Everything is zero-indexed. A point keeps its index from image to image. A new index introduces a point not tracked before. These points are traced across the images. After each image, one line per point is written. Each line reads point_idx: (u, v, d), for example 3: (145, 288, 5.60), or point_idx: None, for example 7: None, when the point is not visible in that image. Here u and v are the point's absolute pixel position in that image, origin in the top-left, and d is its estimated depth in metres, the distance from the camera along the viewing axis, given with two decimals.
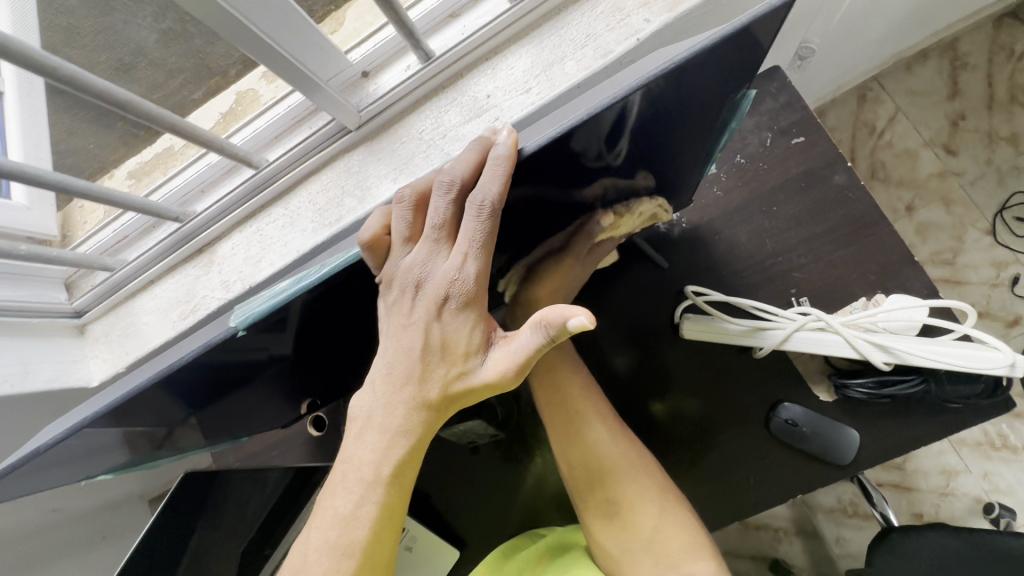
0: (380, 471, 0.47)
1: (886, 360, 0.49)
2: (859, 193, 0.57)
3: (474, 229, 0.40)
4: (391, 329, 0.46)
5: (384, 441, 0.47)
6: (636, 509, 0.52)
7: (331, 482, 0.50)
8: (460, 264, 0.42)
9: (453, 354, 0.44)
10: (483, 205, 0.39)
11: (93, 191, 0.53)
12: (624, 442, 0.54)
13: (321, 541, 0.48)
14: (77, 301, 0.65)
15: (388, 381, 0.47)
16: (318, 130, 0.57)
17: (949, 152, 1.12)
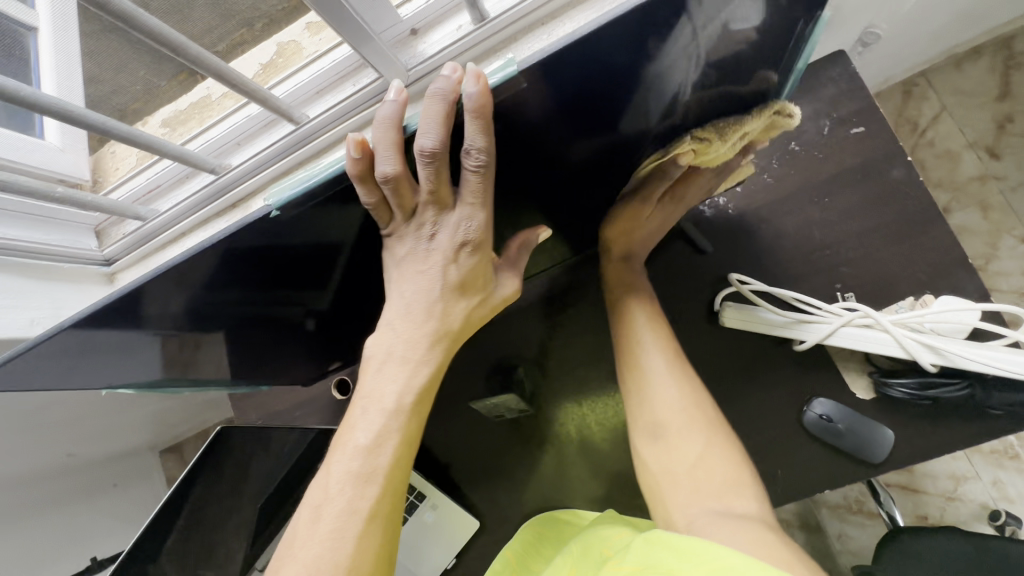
0: (402, 401, 0.49)
1: (934, 361, 0.48)
2: (916, 189, 0.55)
3: (473, 183, 0.41)
4: (403, 272, 0.49)
5: (408, 371, 0.49)
6: (683, 437, 0.50)
7: (349, 419, 0.49)
8: (469, 214, 0.44)
9: (473, 284, 0.50)
10: (469, 155, 0.38)
11: (132, 136, 0.52)
12: (680, 378, 0.53)
13: (342, 474, 0.46)
14: (107, 249, 0.64)
15: (406, 317, 0.50)
16: (364, 87, 0.55)
17: (992, 156, 1.09)
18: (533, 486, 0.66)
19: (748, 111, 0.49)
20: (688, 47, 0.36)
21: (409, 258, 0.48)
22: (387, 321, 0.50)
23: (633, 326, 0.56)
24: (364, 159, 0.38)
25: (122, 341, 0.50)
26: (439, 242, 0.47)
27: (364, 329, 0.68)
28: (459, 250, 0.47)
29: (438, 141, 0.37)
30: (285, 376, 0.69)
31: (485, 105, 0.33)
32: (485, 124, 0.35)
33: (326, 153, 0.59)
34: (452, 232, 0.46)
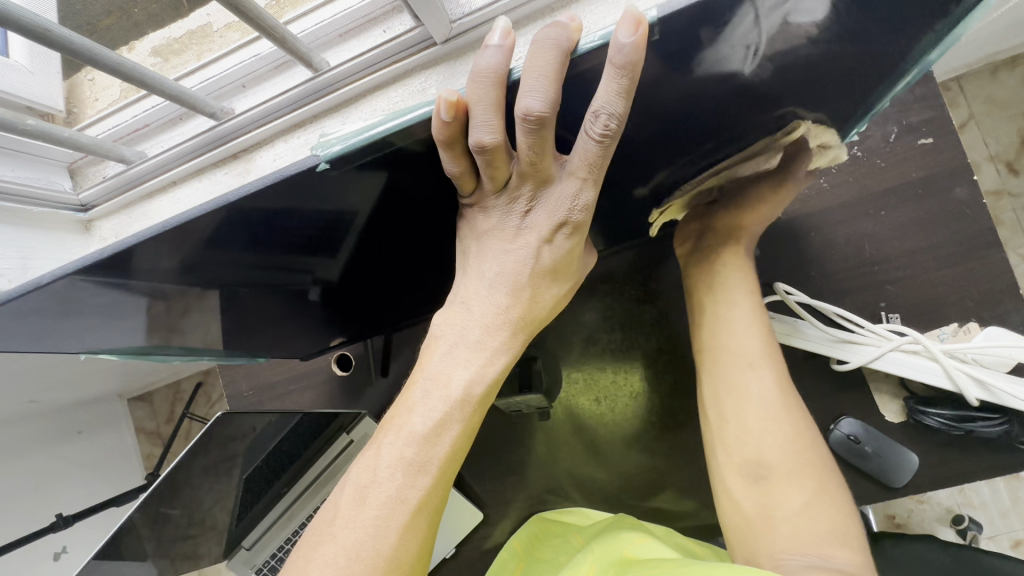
0: (469, 390, 0.45)
1: (979, 396, 0.47)
2: (977, 211, 0.53)
3: (590, 152, 0.37)
4: (492, 253, 0.46)
5: (482, 360, 0.46)
6: (789, 480, 0.47)
7: (405, 401, 0.46)
8: (576, 189, 0.41)
9: (565, 270, 0.48)
10: (598, 117, 0.33)
11: (121, 68, 0.44)
12: (787, 407, 0.49)
13: (393, 460, 0.43)
14: (83, 193, 0.56)
15: (488, 302, 0.47)
16: (398, 36, 0.48)
17: (1011, 171, 1.07)
18: (537, 471, 0.65)
19: (830, 117, 0.43)
20: (748, 37, 0.31)
21: (496, 235, 0.46)
22: (463, 301, 0.47)
23: (734, 325, 0.52)
24: (454, 122, 0.34)
25: (112, 302, 0.44)
26: (537, 220, 0.44)
27: (370, 305, 0.62)
28: (557, 232, 0.44)
29: (548, 100, 0.32)
30: (282, 347, 0.63)
31: (636, 61, 0.29)
32: (628, 82, 0.31)
33: (347, 108, 0.52)
34: (553, 209, 0.43)
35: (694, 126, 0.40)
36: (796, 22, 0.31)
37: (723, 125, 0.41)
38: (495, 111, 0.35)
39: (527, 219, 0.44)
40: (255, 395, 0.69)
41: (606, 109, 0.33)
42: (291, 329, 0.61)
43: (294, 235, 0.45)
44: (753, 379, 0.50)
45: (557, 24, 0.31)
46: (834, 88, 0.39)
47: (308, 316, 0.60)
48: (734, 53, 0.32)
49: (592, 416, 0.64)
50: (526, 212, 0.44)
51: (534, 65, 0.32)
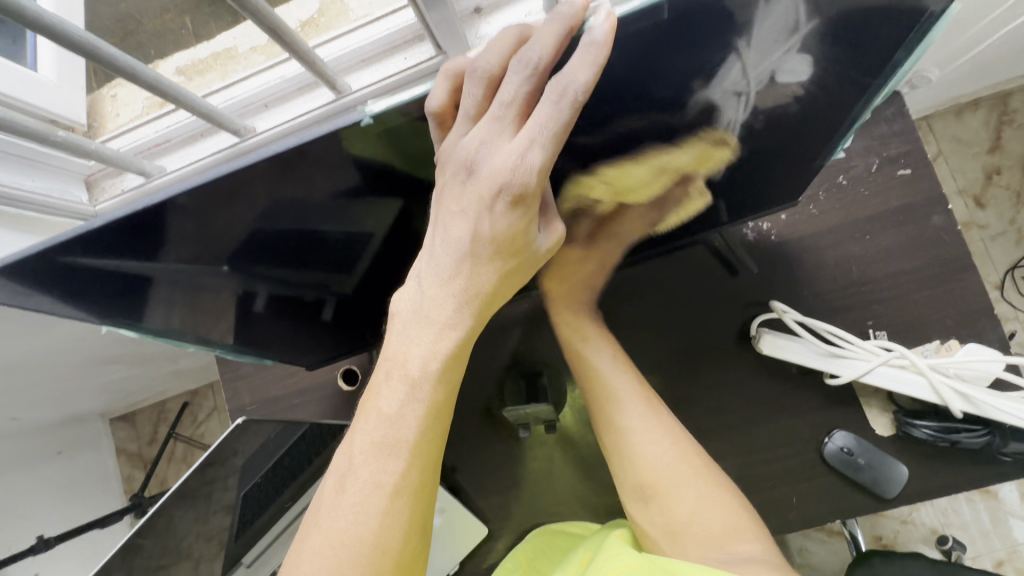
0: (428, 369, 0.42)
1: (964, 409, 0.50)
2: (954, 237, 0.57)
3: (550, 115, 0.32)
4: (437, 216, 0.40)
5: (433, 335, 0.41)
6: (672, 492, 0.51)
7: (371, 385, 0.44)
8: (523, 150, 0.34)
9: (512, 248, 0.38)
10: (565, 92, 0.31)
11: (161, 84, 0.46)
12: (658, 424, 0.53)
13: (366, 445, 0.42)
14: (100, 205, 0.58)
15: (435, 275, 0.41)
16: (420, 64, 0.51)
17: (978, 205, 1.15)
18: (538, 484, 0.65)
19: (811, 153, 0.48)
20: (737, 86, 0.36)
21: (442, 197, 0.38)
22: (416, 275, 0.42)
23: (593, 360, 0.56)
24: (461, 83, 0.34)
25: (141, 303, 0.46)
26: (479, 179, 0.36)
27: (379, 318, 0.64)
28: (497, 197, 0.36)
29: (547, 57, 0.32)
30: (290, 358, 0.64)
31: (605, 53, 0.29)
32: (598, 60, 0.30)
33: None
34: (494, 170, 0.35)
35: (692, 164, 0.44)
36: (782, 78, 0.36)
37: (720, 163, 0.45)
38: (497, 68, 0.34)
39: (468, 178, 0.36)
40: (258, 409, 0.69)
41: (573, 83, 0.31)
42: (300, 342, 0.62)
43: (320, 248, 0.47)
44: (623, 415, 0.54)
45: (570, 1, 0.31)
46: (816, 127, 0.43)
47: (318, 329, 0.61)
48: (724, 100, 0.37)
49: (579, 431, 0.65)
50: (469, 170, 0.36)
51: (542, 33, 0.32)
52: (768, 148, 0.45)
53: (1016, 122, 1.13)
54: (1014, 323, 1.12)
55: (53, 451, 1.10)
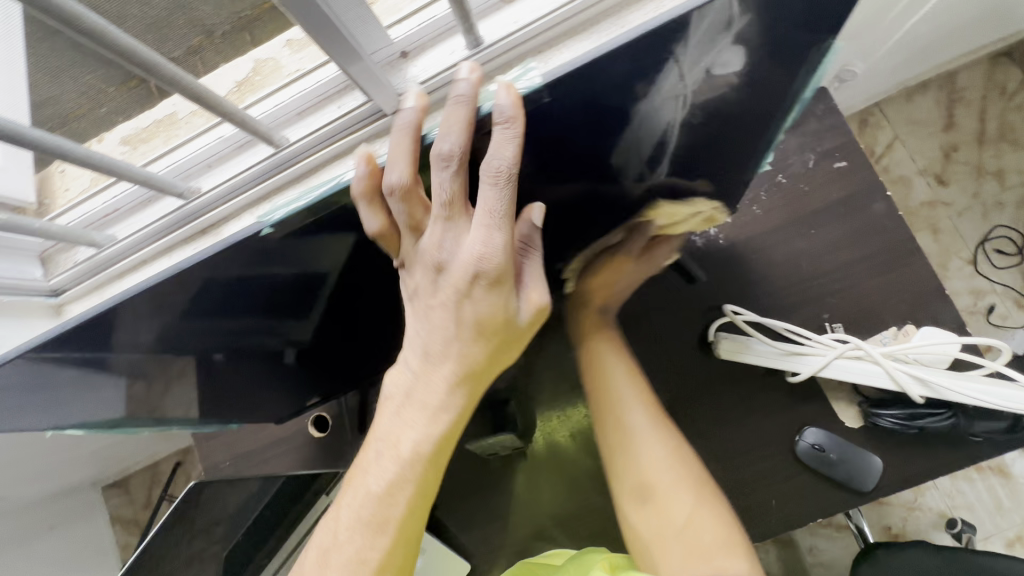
0: (418, 449, 0.48)
1: (923, 394, 0.50)
2: (896, 223, 0.58)
3: (490, 199, 0.39)
4: (419, 310, 0.47)
5: (426, 418, 0.48)
6: (672, 497, 0.51)
7: (360, 462, 0.50)
8: (483, 238, 0.40)
9: (492, 326, 0.45)
10: (498, 171, 0.36)
11: (91, 159, 0.46)
12: (662, 435, 0.53)
13: (351, 518, 0.48)
14: (54, 279, 0.58)
15: (424, 357, 0.48)
16: (351, 111, 0.53)
17: (940, 183, 1.16)
18: (524, 508, 0.65)
19: (745, 153, 0.50)
20: (675, 88, 0.36)
21: (423, 294, 0.46)
22: (405, 358, 0.49)
23: (608, 365, 0.57)
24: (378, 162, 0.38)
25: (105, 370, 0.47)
26: (452, 270, 0.43)
27: (344, 363, 0.64)
28: (472, 282, 0.43)
29: (458, 144, 0.36)
30: (259, 411, 0.64)
31: (517, 113, 0.33)
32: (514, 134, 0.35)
33: (308, 178, 0.56)
34: (464, 261, 0.42)
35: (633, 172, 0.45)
36: (717, 73, 0.36)
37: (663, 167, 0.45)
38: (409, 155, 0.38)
39: (441, 275, 0.44)
40: (234, 465, 0.68)
41: (501, 162, 0.36)
42: (266, 392, 0.62)
43: (265, 298, 0.47)
44: (632, 416, 0.54)
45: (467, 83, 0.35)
46: (738, 133, 0.45)
47: (283, 380, 0.61)
48: (663, 103, 0.38)
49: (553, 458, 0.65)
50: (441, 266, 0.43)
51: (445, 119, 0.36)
52: (710, 149, 0.46)
53: (965, 100, 1.15)
54: (992, 295, 1.12)
55: (41, 527, 1.08)
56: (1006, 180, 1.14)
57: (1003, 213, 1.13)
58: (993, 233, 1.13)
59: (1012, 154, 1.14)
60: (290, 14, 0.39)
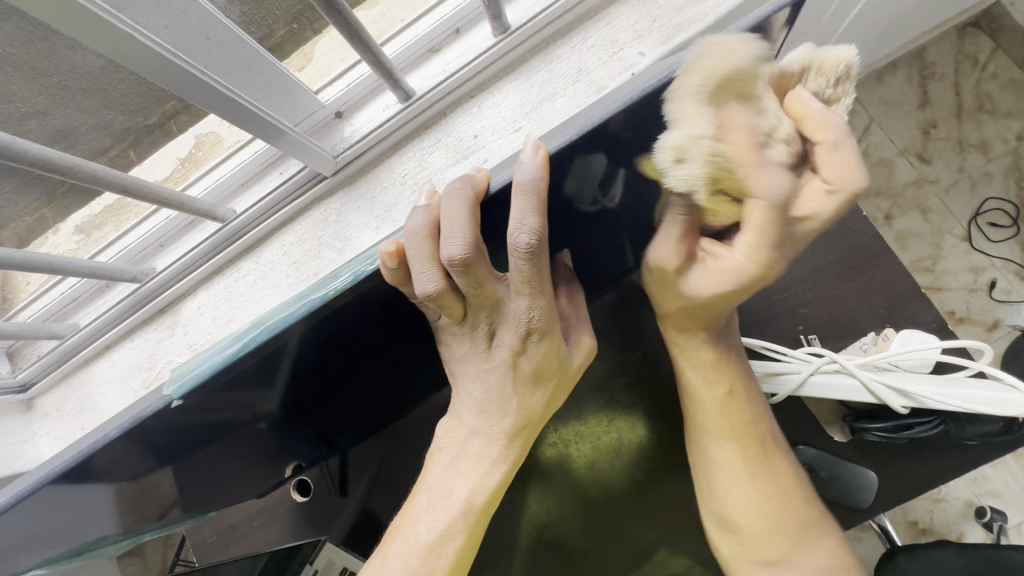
0: (472, 499, 0.48)
1: (905, 404, 0.48)
2: (861, 225, 0.57)
3: (524, 270, 0.40)
4: (473, 374, 0.48)
5: (482, 470, 0.49)
6: (758, 532, 0.52)
7: (409, 510, 0.49)
8: (526, 304, 0.43)
9: (548, 372, 0.49)
10: (523, 249, 0.37)
11: (34, 262, 0.46)
12: (751, 467, 0.52)
13: (399, 569, 0.46)
14: (21, 375, 0.58)
15: (480, 416, 0.49)
16: (292, 177, 0.53)
17: (923, 161, 1.13)
18: (520, 549, 0.65)
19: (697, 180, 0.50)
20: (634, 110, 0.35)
21: (470, 364, 0.48)
22: (457, 413, 0.50)
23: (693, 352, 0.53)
24: (401, 268, 0.38)
25: (63, 501, 0.44)
26: (506, 330, 0.45)
27: (327, 427, 0.63)
28: (525, 338, 0.45)
29: (466, 244, 0.37)
30: (238, 489, 0.62)
31: (540, 179, 0.35)
32: (536, 201, 0.36)
33: (258, 247, 0.56)
34: (514, 325, 0.45)
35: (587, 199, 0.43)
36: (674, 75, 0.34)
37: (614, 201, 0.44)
38: (431, 261, 0.38)
39: (493, 343, 0.46)
40: (221, 538, 0.68)
41: (519, 240, 0.37)
42: (245, 470, 0.60)
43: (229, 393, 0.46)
44: (713, 447, 0.52)
45: (462, 180, 0.38)
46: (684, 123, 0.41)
47: (257, 456, 0.59)
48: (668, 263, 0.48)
49: (547, 507, 0.66)
50: (490, 335, 0.46)
51: (448, 215, 0.37)
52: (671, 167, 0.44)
53: (938, 75, 1.12)
54: (992, 270, 1.09)
55: None
56: (990, 150, 1.12)
57: (991, 184, 1.11)
58: (984, 206, 1.10)
59: (992, 124, 1.12)
60: (194, 102, 0.39)
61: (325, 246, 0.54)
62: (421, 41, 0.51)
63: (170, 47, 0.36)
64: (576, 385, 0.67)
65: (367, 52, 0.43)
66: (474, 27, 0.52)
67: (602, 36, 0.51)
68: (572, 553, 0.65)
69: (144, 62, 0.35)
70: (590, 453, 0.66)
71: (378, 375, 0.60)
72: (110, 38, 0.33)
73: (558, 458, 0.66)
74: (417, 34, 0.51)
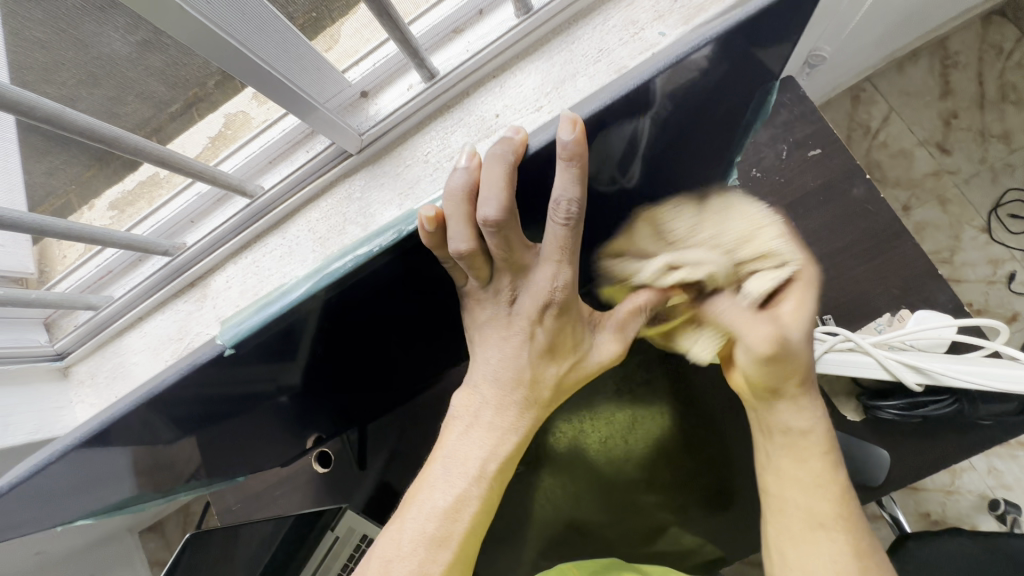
0: (485, 466, 0.49)
1: (919, 380, 0.49)
2: (878, 206, 0.58)
3: (560, 235, 0.44)
4: (491, 341, 0.51)
5: (493, 439, 0.50)
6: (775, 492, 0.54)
7: (426, 477, 0.50)
8: (554, 273, 0.47)
9: (564, 348, 0.51)
10: (561, 210, 0.42)
11: (76, 232, 0.48)
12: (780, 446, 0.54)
13: (415, 535, 0.47)
14: (59, 344, 0.60)
15: (493, 384, 0.51)
16: (318, 154, 0.54)
17: (943, 152, 1.11)
18: (538, 523, 0.67)
19: (714, 144, 0.52)
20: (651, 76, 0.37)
21: (491, 328, 0.51)
22: (472, 381, 0.52)
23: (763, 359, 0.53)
24: (436, 232, 0.42)
25: (108, 456, 0.47)
26: (530, 300, 0.49)
27: (349, 400, 0.65)
28: (546, 312, 0.48)
29: (500, 207, 0.41)
30: (258, 458, 0.64)
31: (581, 151, 0.38)
32: (578, 171, 0.39)
33: (285, 224, 0.58)
34: (536, 294, 0.48)
35: (607, 175, 0.47)
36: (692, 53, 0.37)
37: (634, 169, 0.47)
38: (467, 223, 0.42)
39: (515, 308, 0.50)
40: (244, 506, 0.71)
41: (563, 200, 0.41)
42: (269, 439, 0.62)
43: (247, 368, 0.47)
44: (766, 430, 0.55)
45: (503, 143, 0.40)
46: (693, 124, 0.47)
47: (282, 425, 0.62)
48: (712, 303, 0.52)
49: (562, 481, 0.67)
50: (512, 301, 0.50)
51: (488, 178, 0.40)
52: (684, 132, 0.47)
53: (960, 64, 1.11)
54: (1012, 263, 1.08)
55: None
56: (1013, 141, 1.10)
57: (1014, 175, 1.09)
58: (1006, 197, 1.09)
59: (1015, 114, 1.10)
60: (233, 74, 0.41)
61: (350, 222, 0.55)
62: (445, 22, 0.52)
63: (212, 19, 0.37)
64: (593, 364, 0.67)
65: (395, 30, 0.45)
66: (497, 8, 0.53)
67: (624, 16, 0.52)
68: (587, 525, 0.67)
69: (186, 33, 0.37)
70: (607, 430, 0.67)
71: (400, 350, 0.61)
72: (159, 9, 0.35)
73: (573, 438, 0.67)
74: (441, 15, 0.52)
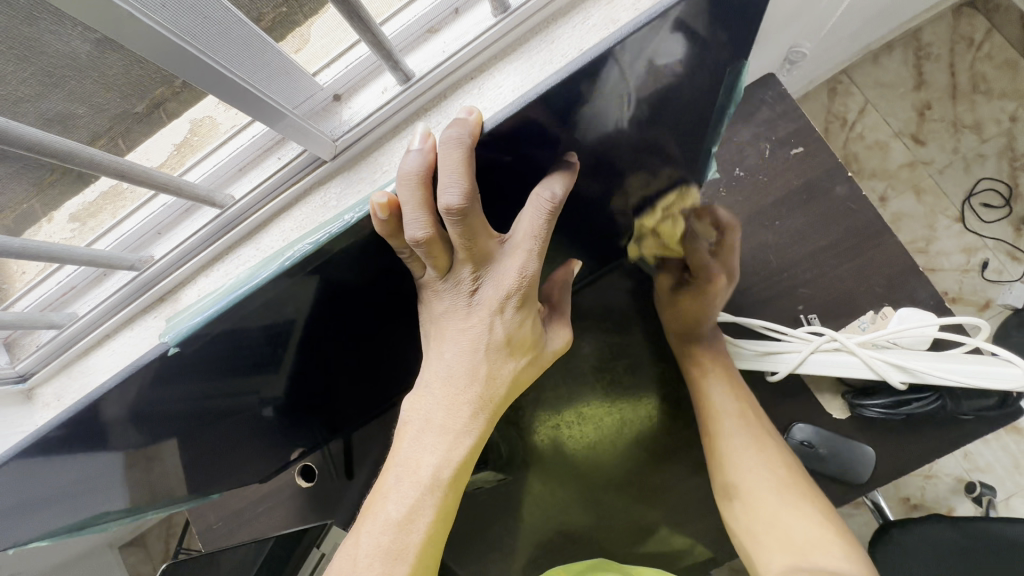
0: (439, 475, 0.46)
1: (904, 379, 0.52)
2: (859, 204, 0.62)
3: (534, 223, 0.44)
4: (452, 337, 0.48)
5: (447, 444, 0.46)
6: (782, 521, 0.54)
7: (380, 487, 0.47)
8: (521, 263, 0.45)
9: (522, 345, 0.49)
10: (546, 201, 0.44)
11: (31, 250, 0.45)
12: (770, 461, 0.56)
13: (372, 548, 0.44)
14: (20, 364, 0.57)
15: (447, 383, 0.48)
16: (290, 161, 0.52)
17: (917, 143, 1.13)
18: (523, 527, 0.66)
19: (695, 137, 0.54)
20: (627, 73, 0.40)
21: (455, 318, 0.47)
22: (426, 383, 0.48)
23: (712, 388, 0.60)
24: (391, 219, 0.39)
25: (73, 478, 0.45)
26: (492, 292, 0.46)
27: (334, 412, 0.64)
28: (507, 304, 0.46)
29: (461, 193, 0.38)
30: (238, 477, 0.62)
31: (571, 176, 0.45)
32: (564, 172, 0.45)
33: (255, 234, 0.55)
34: (501, 284, 0.45)
35: (590, 180, 0.49)
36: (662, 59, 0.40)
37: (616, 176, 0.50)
38: (423, 212, 0.39)
39: (477, 298, 0.46)
40: (226, 524, 0.69)
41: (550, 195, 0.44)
42: (249, 457, 0.60)
43: (224, 380, 0.46)
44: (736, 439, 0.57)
45: (458, 124, 0.37)
46: (659, 116, 0.48)
47: (265, 440, 0.60)
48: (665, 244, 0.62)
49: (549, 489, 0.67)
50: (473, 292, 0.46)
51: (446, 163, 0.37)
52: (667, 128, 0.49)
53: (933, 55, 1.12)
54: (985, 251, 1.10)
55: None
56: (984, 131, 1.12)
57: (985, 165, 1.11)
58: (977, 187, 1.11)
59: (986, 104, 1.12)
60: (196, 84, 0.39)
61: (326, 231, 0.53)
62: (420, 20, 0.50)
63: (171, 27, 0.36)
64: (576, 367, 0.68)
65: (366, 31, 0.42)
66: (473, 6, 0.51)
67: (603, 15, 0.50)
68: (574, 534, 0.66)
69: (140, 42, 0.35)
70: (599, 441, 0.66)
71: (386, 359, 0.61)
72: (114, 22, 0.33)
73: (558, 439, 0.67)
74: (416, 13, 0.50)
